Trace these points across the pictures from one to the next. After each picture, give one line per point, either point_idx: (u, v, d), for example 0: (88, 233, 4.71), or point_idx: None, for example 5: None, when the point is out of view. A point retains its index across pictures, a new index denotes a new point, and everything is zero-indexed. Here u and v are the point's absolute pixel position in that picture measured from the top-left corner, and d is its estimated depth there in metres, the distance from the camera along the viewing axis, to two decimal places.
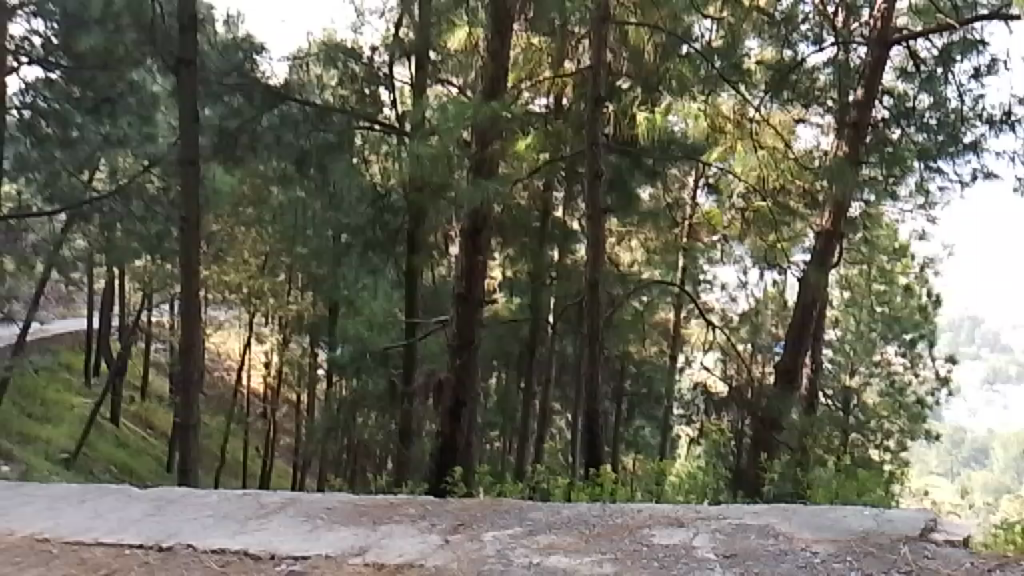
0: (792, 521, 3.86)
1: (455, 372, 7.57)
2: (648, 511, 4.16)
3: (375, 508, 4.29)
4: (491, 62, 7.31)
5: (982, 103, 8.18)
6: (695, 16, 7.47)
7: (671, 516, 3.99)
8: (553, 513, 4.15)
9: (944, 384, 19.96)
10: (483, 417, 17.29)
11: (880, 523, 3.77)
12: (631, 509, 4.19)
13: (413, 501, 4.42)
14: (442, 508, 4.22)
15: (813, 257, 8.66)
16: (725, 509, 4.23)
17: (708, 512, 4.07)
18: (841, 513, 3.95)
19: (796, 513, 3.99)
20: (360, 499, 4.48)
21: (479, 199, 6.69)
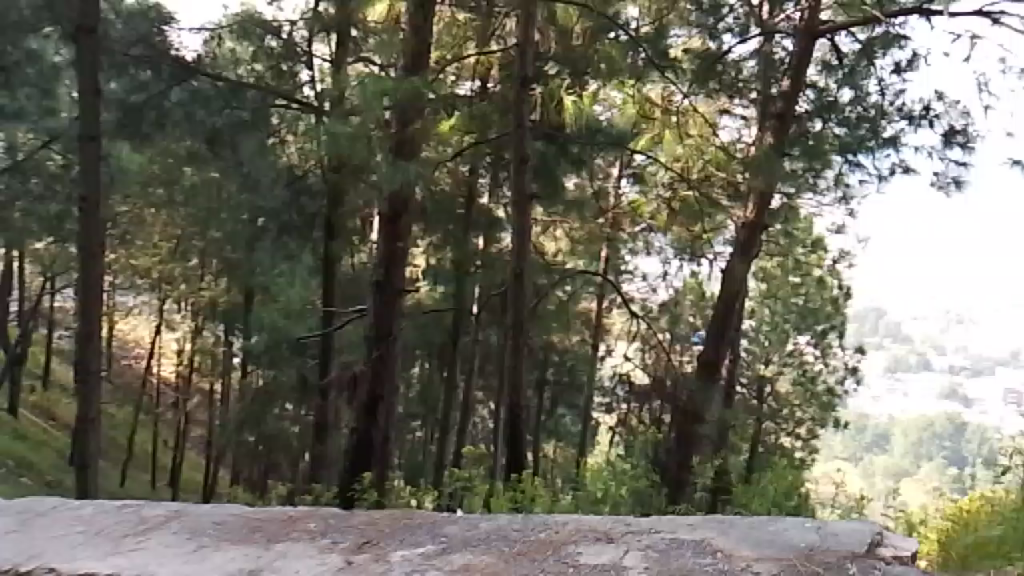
0: (729, 534, 3.68)
1: (373, 365, 7.27)
2: (575, 522, 3.93)
3: (274, 520, 3.93)
4: (412, 38, 7.04)
5: (903, 99, 8.19)
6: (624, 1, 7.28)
7: (599, 530, 3.77)
8: (469, 528, 3.84)
9: (852, 374, 20.58)
10: (404, 407, 16.91)
11: (825, 537, 3.61)
12: (555, 522, 3.92)
13: (314, 513, 4.05)
14: (345, 523, 3.88)
15: (735, 247, 8.58)
16: (656, 519, 3.96)
17: (639, 524, 3.87)
18: (782, 525, 3.81)
19: (734, 525, 3.78)
20: (258, 510, 4.10)
21: (399, 181, 6.36)
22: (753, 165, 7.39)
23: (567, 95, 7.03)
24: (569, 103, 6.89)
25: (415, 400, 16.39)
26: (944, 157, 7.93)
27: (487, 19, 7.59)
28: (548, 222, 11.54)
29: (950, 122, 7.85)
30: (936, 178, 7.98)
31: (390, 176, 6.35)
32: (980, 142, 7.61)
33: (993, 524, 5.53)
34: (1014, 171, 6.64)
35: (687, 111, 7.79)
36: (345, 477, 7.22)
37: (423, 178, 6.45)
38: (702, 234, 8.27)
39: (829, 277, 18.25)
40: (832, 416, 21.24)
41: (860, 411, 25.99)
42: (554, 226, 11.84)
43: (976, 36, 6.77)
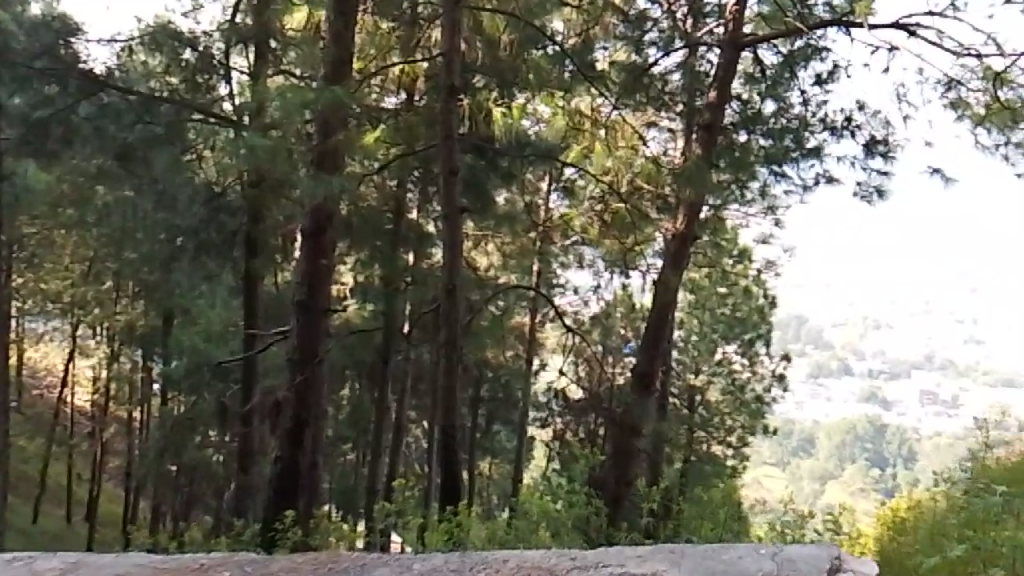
0: (680, 567, 3.56)
1: (296, 389, 6.95)
2: (515, 559, 3.74)
3: (183, 571, 3.60)
4: (333, 47, 6.78)
5: (825, 110, 8.25)
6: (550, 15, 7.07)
7: (541, 568, 3.59)
8: (401, 572, 3.61)
9: (779, 381, 21.01)
10: (334, 429, 16.43)
11: (781, 566, 3.58)
12: (494, 560, 3.73)
13: (228, 560, 3.75)
14: (263, 570, 3.59)
15: (666, 262, 8.35)
16: (603, 552, 3.84)
17: (585, 560, 3.71)
18: (735, 553, 3.74)
19: (687, 556, 3.71)
20: (166, 558, 3.77)
21: (321, 194, 6.07)
22: (681, 173, 7.33)
23: (497, 106, 7.28)
24: (498, 115, 7.15)
25: (345, 422, 15.95)
26: (867, 166, 8.02)
27: (411, 25, 7.35)
28: (479, 236, 11.41)
29: (872, 132, 7.95)
30: (859, 188, 8.10)
31: (310, 189, 6.05)
32: (902, 151, 7.73)
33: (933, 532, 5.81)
34: (933, 178, 7.09)
35: (614, 126, 7.85)
36: (270, 508, 6.88)
37: (346, 190, 6.17)
38: (634, 248, 8.03)
39: (755, 286, 18.37)
40: (760, 423, 21.64)
41: (785, 415, 26.66)
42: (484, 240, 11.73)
43: (895, 49, 6.94)
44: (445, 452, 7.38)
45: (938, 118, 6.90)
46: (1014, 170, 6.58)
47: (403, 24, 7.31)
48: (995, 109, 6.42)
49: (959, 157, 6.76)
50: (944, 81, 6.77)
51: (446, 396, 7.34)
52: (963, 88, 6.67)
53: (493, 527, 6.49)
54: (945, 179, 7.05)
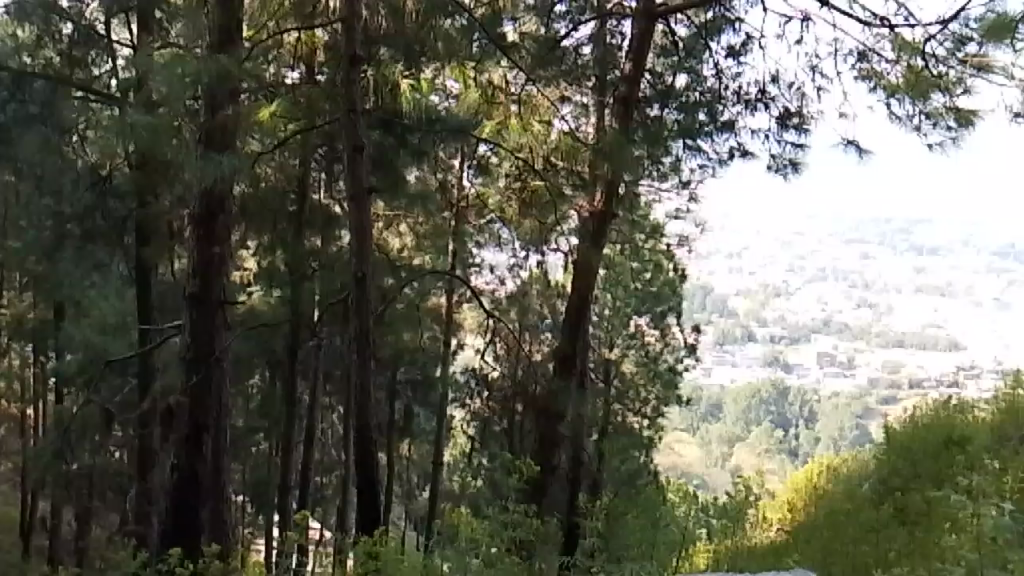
0: None
1: (191, 392, 6.44)
2: None
3: None
4: (220, 10, 6.24)
5: (740, 82, 8.07)
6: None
7: None
8: None
9: (690, 352, 21.45)
10: (246, 421, 15.77)
11: None
12: None
13: None
14: None
15: (584, 238, 8.31)
16: None
17: None
18: None
19: None
20: None
21: (211, 176, 5.55)
22: (600, 149, 7.11)
23: (405, 79, 6.64)
24: (406, 88, 6.49)
25: (256, 413, 15.33)
26: (781, 139, 7.96)
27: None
28: (390, 218, 11.50)
29: (786, 104, 7.81)
30: (773, 161, 8.05)
31: (198, 171, 5.52)
32: (815, 124, 7.62)
33: (863, 537, 5.76)
34: (848, 151, 7.16)
35: (524, 101, 7.42)
36: (167, 521, 6.39)
37: (238, 171, 5.67)
38: (555, 227, 7.81)
39: (666, 260, 18.51)
40: (673, 393, 22.06)
41: (695, 383, 27.40)
42: (396, 220, 11.56)
43: (808, 18, 7.08)
44: (359, 456, 6.69)
45: (854, 90, 6.98)
46: (925, 141, 6.60)
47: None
48: (904, 80, 6.40)
49: (874, 129, 6.79)
50: (858, 52, 6.78)
51: (359, 396, 6.61)
52: (876, 58, 6.65)
53: (423, 541, 5.59)
54: (859, 151, 7.11)
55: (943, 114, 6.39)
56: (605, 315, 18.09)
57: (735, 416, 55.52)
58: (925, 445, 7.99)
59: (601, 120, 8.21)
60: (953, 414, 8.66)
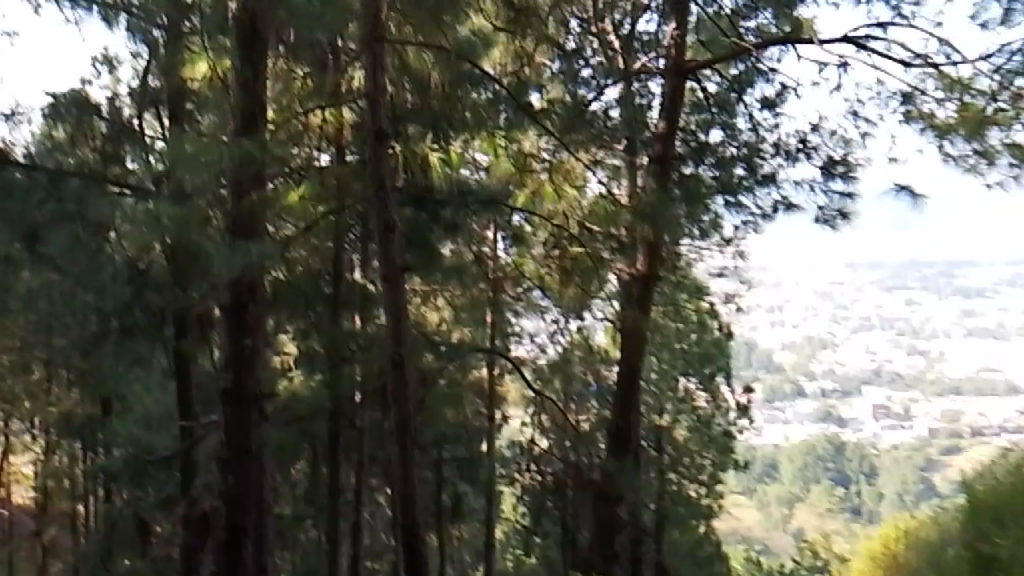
0: None
1: (228, 495, 6.28)
2: None
3: None
4: (243, 96, 6.21)
5: (779, 133, 7.84)
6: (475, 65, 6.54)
7: None
8: None
9: (743, 413, 20.80)
10: (292, 508, 15.49)
11: None
12: None
13: None
14: None
15: (626, 304, 7.92)
16: None
17: None
18: None
19: None
20: None
21: (239, 266, 5.42)
22: (642, 213, 6.91)
23: (435, 150, 6.80)
24: (436, 161, 6.73)
25: (302, 499, 15.05)
26: (828, 189, 7.65)
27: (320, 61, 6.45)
28: (427, 292, 11.39)
29: (830, 152, 7.63)
30: (821, 213, 7.71)
31: (227, 261, 5.40)
32: (862, 170, 7.42)
33: None
34: (900, 197, 6.73)
35: (554, 167, 7.47)
36: None
37: (267, 258, 5.55)
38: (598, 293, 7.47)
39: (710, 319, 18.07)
40: (728, 457, 21.27)
41: (748, 444, 26.53)
42: (433, 295, 11.46)
43: (846, 64, 7.00)
44: (408, 553, 6.39)
45: (903, 133, 6.68)
46: (983, 180, 6.10)
47: (316, 64, 6.57)
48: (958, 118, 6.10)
49: (926, 172, 6.38)
50: (902, 94, 6.62)
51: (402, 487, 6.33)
52: (922, 98, 6.46)
53: None
54: (912, 197, 6.69)
55: (999, 151, 5.95)
56: (652, 379, 17.64)
57: (792, 476, 53.91)
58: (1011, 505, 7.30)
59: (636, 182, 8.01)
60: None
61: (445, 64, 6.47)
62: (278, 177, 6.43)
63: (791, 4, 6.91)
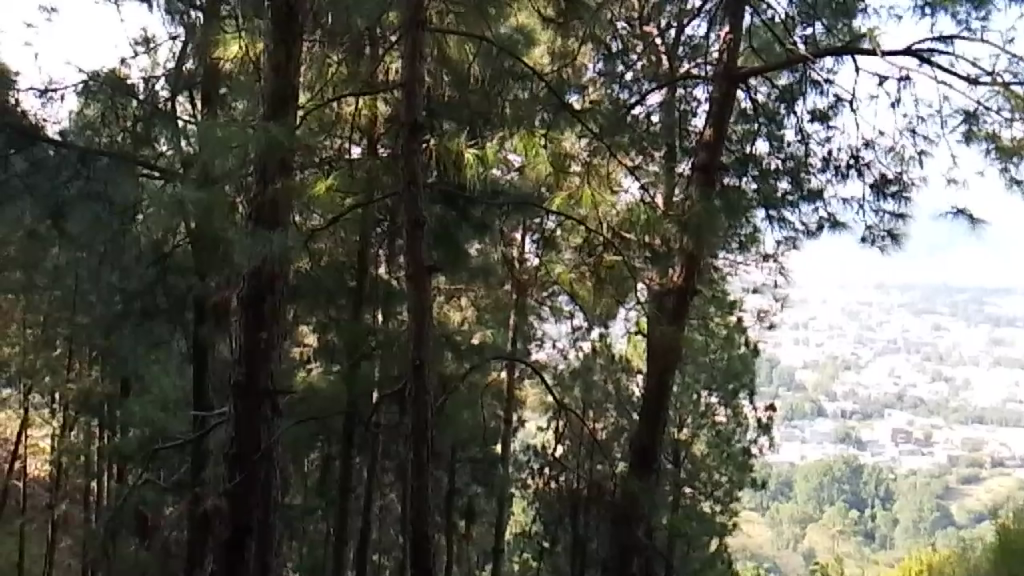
0: None
1: (232, 493, 6.06)
2: None
3: None
4: (275, 80, 6.01)
5: (829, 147, 7.51)
6: (518, 61, 6.28)
7: None
8: None
9: (763, 432, 20.48)
10: (303, 500, 15.34)
11: None
12: None
13: None
14: None
15: (665, 317, 7.67)
16: None
17: None
18: None
19: None
20: None
21: (258, 255, 5.18)
22: (686, 224, 6.75)
23: (468, 148, 5.95)
24: (470, 157, 5.81)
25: (313, 491, 14.88)
26: (877, 209, 7.36)
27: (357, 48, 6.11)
28: (451, 291, 11.20)
29: (882, 170, 7.25)
30: (868, 233, 7.43)
31: (246, 248, 5.16)
32: (915, 190, 7.04)
33: None
34: (956, 220, 6.25)
35: (592, 169, 6.85)
36: None
37: (289, 250, 5.30)
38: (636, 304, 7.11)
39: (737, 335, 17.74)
40: (747, 475, 20.92)
41: (765, 461, 26.15)
42: (458, 294, 11.27)
43: (907, 78, 6.54)
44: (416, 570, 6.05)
45: (965, 154, 6.29)
46: None
47: (352, 52, 6.19)
48: None
49: (988, 197, 6.01)
50: (965, 112, 6.24)
51: (415, 498, 5.99)
52: (987, 116, 6.02)
53: None
54: (969, 221, 6.20)
55: None
56: (675, 393, 17.32)
57: (805, 495, 53.42)
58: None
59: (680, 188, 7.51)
60: None
61: (487, 56, 6.08)
62: (309, 167, 6.23)
63: (848, 15, 6.91)
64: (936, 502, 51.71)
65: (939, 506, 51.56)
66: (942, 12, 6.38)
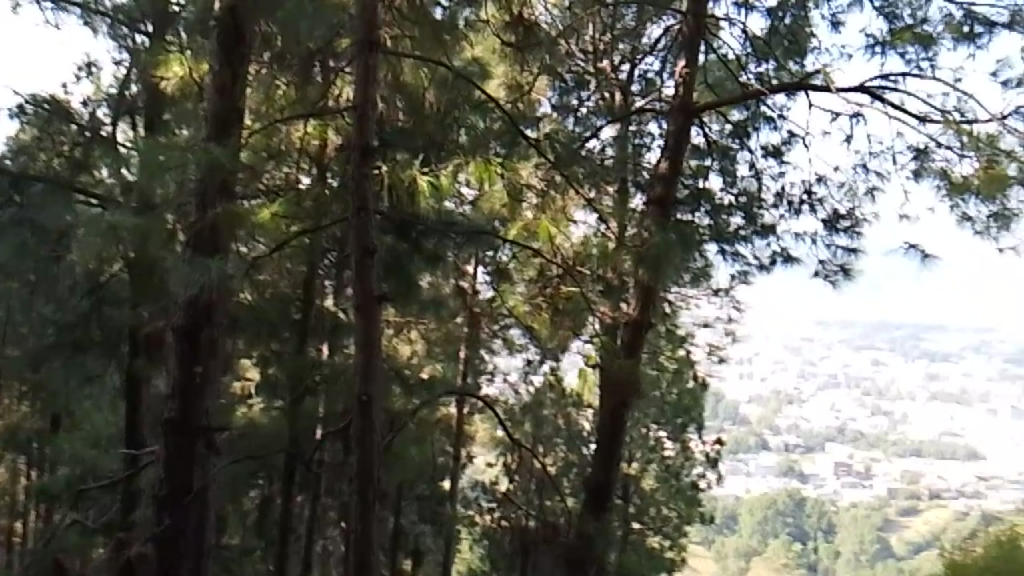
0: None
1: (158, 541, 5.72)
2: None
3: None
4: (219, 105, 5.78)
5: (782, 182, 7.73)
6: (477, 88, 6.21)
7: None
8: None
9: (712, 467, 20.58)
10: (243, 539, 14.74)
11: None
12: None
13: None
14: None
15: (621, 352, 7.51)
16: None
17: None
18: None
19: None
20: None
21: (197, 285, 4.88)
22: (644, 255, 6.54)
23: (422, 176, 5.80)
24: (424, 184, 5.66)
25: (253, 531, 14.32)
26: (830, 244, 7.39)
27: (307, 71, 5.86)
28: (400, 323, 10.98)
29: (835, 206, 7.35)
30: (822, 267, 7.39)
31: (184, 278, 4.86)
32: (867, 226, 7.17)
33: None
34: (909, 256, 6.44)
35: (545, 205, 6.78)
36: None
37: (228, 279, 5.01)
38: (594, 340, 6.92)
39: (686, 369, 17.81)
40: (696, 510, 20.90)
41: (712, 495, 26.28)
42: (406, 327, 11.06)
43: (860, 114, 6.64)
44: None
45: (916, 190, 6.48)
46: (995, 245, 5.98)
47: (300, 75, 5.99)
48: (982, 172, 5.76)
49: (939, 232, 6.16)
50: (915, 149, 6.42)
51: (359, 544, 5.68)
52: (937, 153, 6.26)
53: None
54: (922, 257, 6.39)
55: (1021, 215, 5.82)
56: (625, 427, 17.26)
57: (750, 528, 53.79)
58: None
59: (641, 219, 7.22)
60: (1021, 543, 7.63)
61: (443, 82, 6.07)
62: (252, 197, 5.97)
63: (794, 57, 7.07)
64: (876, 533, 52.57)
65: (879, 538, 52.36)
66: (891, 51, 6.51)
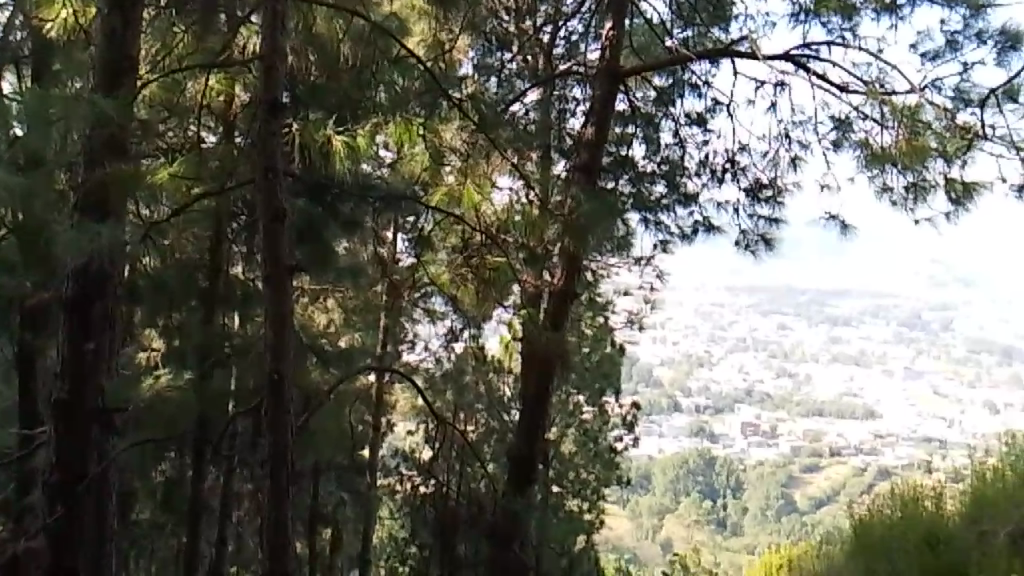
0: None
1: (51, 530, 5.30)
2: None
3: None
4: (108, 53, 5.38)
5: (706, 151, 7.52)
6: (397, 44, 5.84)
7: None
8: None
9: (629, 430, 21.01)
10: (152, 514, 14.17)
11: None
12: None
13: None
14: None
15: (546, 320, 7.49)
16: None
17: None
18: None
19: None
20: None
21: (87, 251, 4.43)
22: (573, 223, 6.39)
23: (337, 135, 5.34)
24: (339, 144, 5.21)
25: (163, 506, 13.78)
26: (752, 214, 7.36)
27: (208, 19, 5.37)
28: (316, 291, 10.62)
29: (757, 174, 7.26)
30: (743, 236, 7.42)
31: (71, 243, 4.38)
32: (788, 196, 7.12)
33: None
34: (830, 226, 6.62)
35: (466, 172, 6.47)
36: None
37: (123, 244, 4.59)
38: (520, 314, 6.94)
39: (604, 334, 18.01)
40: (613, 472, 21.35)
41: (627, 458, 26.92)
42: (323, 294, 10.72)
43: (784, 83, 6.80)
44: None
45: (838, 160, 6.54)
46: (912, 216, 6.10)
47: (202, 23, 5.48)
48: (905, 145, 5.85)
49: (859, 203, 6.22)
50: (836, 120, 6.52)
51: (273, 528, 5.34)
52: (858, 124, 6.37)
53: None
54: (842, 228, 6.59)
55: (937, 185, 5.92)
56: None
57: (664, 487, 55.52)
58: (900, 538, 7.06)
59: (567, 186, 6.96)
60: (921, 498, 7.94)
61: (361, 38, 5.66)
62: (149, 156, 5.58)
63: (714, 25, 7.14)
64: (781, 489, 55.17)
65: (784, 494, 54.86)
66: (815, 20, 6.59)
